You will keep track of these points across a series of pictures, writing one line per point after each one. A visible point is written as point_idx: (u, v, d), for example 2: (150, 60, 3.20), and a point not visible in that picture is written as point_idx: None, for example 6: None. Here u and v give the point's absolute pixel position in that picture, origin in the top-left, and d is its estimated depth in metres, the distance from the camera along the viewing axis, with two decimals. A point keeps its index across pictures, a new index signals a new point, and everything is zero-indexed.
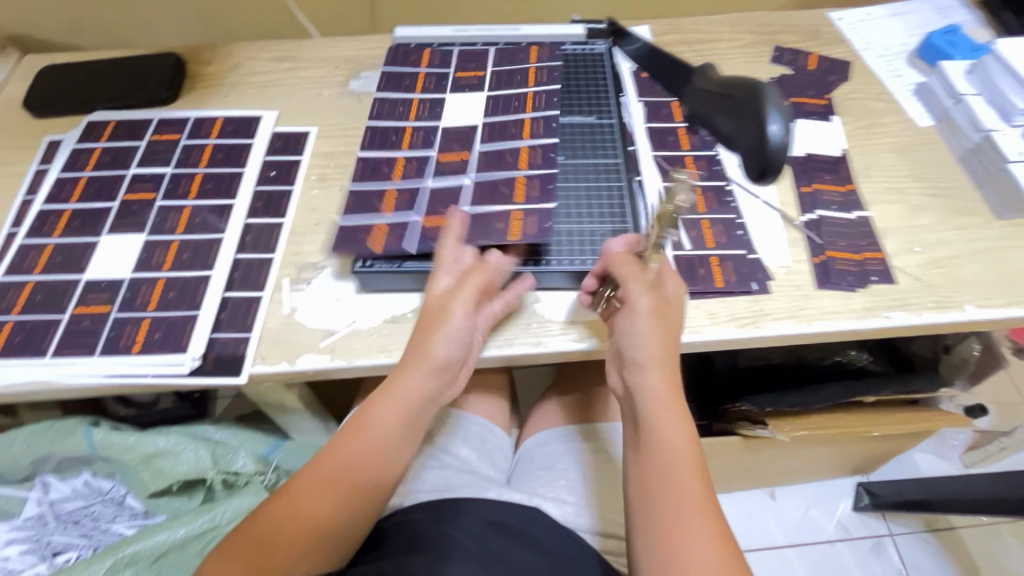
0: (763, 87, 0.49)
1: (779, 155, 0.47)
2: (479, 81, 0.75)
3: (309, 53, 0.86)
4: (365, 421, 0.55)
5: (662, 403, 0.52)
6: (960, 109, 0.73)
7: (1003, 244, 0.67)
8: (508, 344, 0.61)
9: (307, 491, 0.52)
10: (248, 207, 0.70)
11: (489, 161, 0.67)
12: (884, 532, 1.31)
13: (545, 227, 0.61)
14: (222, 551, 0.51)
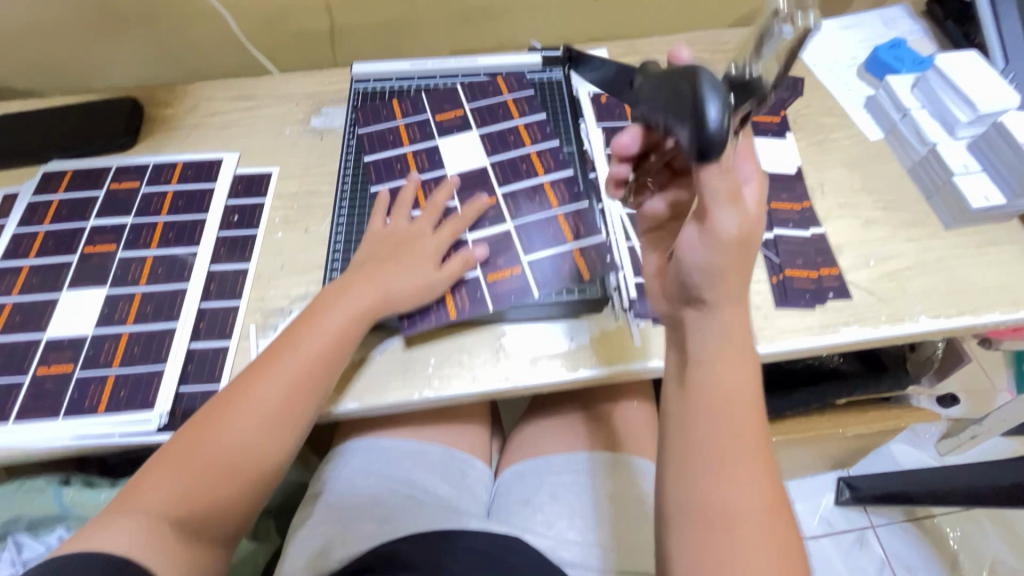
0: (704, 73, 0.44)
1: (715, 136, 0.41)
2: (466, 121, 0.76)
3: (268, 91, 0.86)
4: (298, 335, 0.59)
5: (718, 348, 0.50)
6: (906, 122, 0.76)
7: (951, 253, 0.69)
8: (478, 381, 0.61)
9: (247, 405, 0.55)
10: (211, 254, 0.70)
11: (521, 204, 0.69)
12: (865, 524, 1.34)
13: (608, 257, 0.65)
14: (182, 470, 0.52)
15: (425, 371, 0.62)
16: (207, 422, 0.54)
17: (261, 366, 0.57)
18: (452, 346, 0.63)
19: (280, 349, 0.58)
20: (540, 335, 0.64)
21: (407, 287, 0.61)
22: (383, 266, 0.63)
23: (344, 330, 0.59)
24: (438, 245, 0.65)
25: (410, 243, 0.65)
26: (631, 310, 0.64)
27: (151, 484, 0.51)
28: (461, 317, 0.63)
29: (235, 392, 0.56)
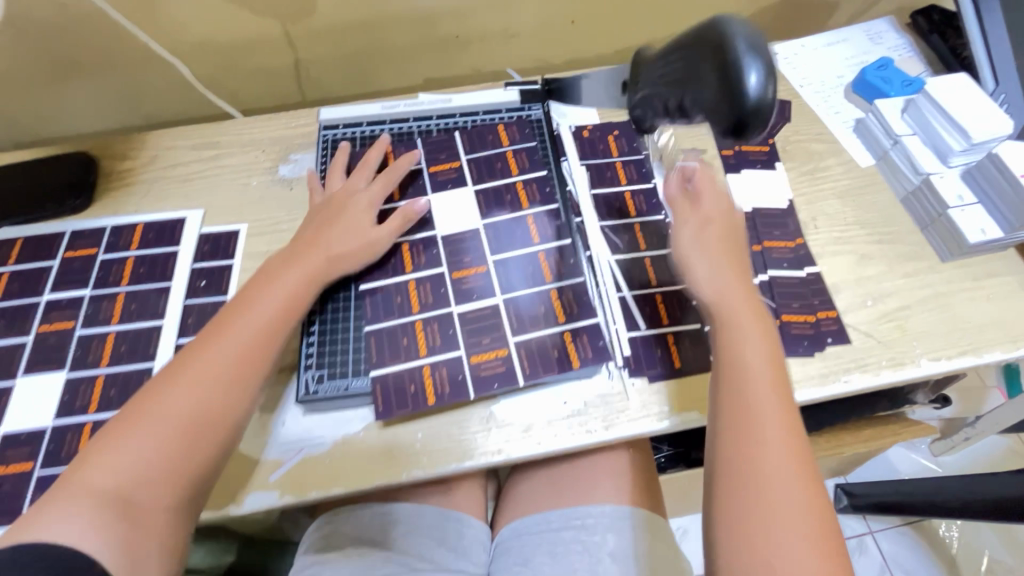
0: (735, 32, 0.50)
1: (756, 110, 0.49)
2: (462, 173, 0.71)
3: (232, 137, 0.81)
4: (238, 311, 0.57)
5: (761, 359, 0.53)
6: (898, 150, 0.73)
7: (949, 288, 0.67)
8: (469, 456, 0.58)
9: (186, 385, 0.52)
10: (178, 326, 0.66)
11: (512, 272, 0.65)
12: (864, 530, 1.35)
13: (602, 345, 0.61)
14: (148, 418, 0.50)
15: (412, 447, 0.59)
16: (156, 385, 0.52)
17: (199, 345, 0.55)
18: (440, 418, 0.60)
19: (219, 326, 0.56)
20: (533, 401, 0.61)
21: (348, 245, 0.63)
22: (322, 228, 0.64)
23: (287, 296, 0.59)
24: (371, 199, 0.67)
25: (344, 201, 0.67)
26: (625, 368, 0.62)
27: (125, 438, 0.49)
28: (439, 404, 0.59)
29: (172, 371, 0.53)
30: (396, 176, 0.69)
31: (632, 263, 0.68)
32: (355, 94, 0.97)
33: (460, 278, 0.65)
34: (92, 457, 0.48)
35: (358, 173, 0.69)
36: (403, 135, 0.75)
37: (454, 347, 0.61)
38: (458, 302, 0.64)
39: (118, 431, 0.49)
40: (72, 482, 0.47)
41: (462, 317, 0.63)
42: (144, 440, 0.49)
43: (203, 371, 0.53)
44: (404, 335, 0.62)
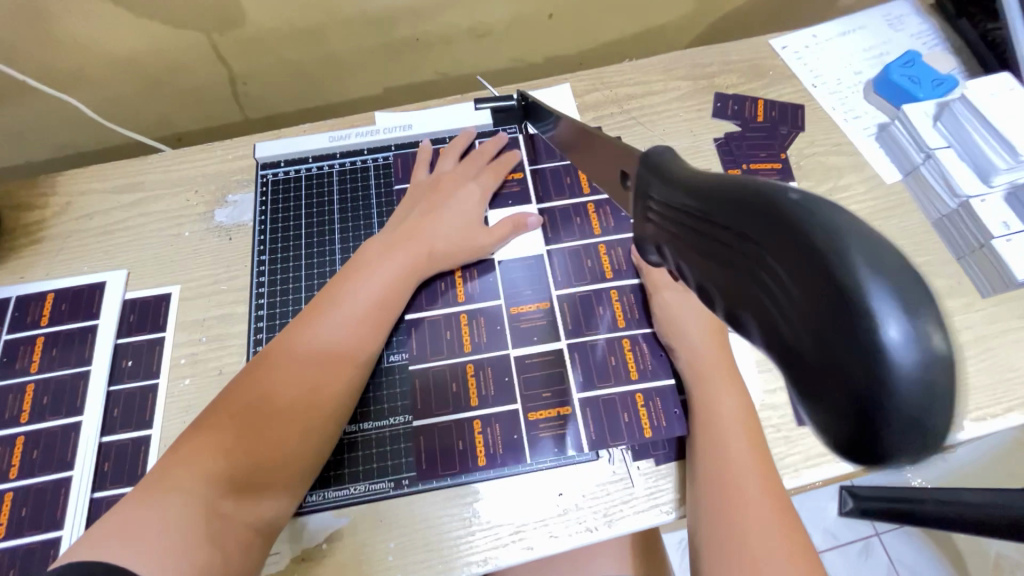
0: (833, 215, 0.20)
1: (921, 416, 0.18)
2: (525, 188, 0.64)
3: (157, 176, 0.69)
4: (330, 300, 0.52)
5: (732, 420, 0.50)
6: (929, 166, 0.64)
7: (990, 330, 0.59)
8: (449, 565, 0.50)
9: (275, 383, 0.48)
10: (102, 420, 0.56)
11: (577, 312, 0.57)
12: (869, 532, 1.22)
13: (674, 414, 0.54)
14: (246, 405, 0.47)
15: (382, 561, 0.50)
16: (263, 366, 0.49)
17: (291, 335, 0.51)
18: (413, 523, 0.51)
19: (308, 318, 0.52)
20: (521, 495, 0.52)
21: (450, 242, 0.58)
22: (429, 216, 0.58)
23: (384, 290, 0.54)
24: (482, 192, 0.61)
25: (455, 187, 0.61)
26: (628, 449, 0.53)
27: (223, 416, 0.46)
28: (489, 467, 0.52)
29: (265, 363, 0.49)
30: (506, 171, 0.63)
31: (636, 311, 0.58)
32: (304, 109, 0.85)
33: (521, 315, 0.58)
34: (175, 460, 0.43)
35: (464, 162, 0.63)
36: (355, 172, 0.64)
37: (511, 399, 0.54)
38: (516, 344, 0.56)
39: (201, 434, 0.45)
40: (170, 465, 0.43)
41: (519, 362, 0.56)
42: (225, 437, 0.45)
43: (299, 373, 0.49)
44: (454, 380, 0.55)
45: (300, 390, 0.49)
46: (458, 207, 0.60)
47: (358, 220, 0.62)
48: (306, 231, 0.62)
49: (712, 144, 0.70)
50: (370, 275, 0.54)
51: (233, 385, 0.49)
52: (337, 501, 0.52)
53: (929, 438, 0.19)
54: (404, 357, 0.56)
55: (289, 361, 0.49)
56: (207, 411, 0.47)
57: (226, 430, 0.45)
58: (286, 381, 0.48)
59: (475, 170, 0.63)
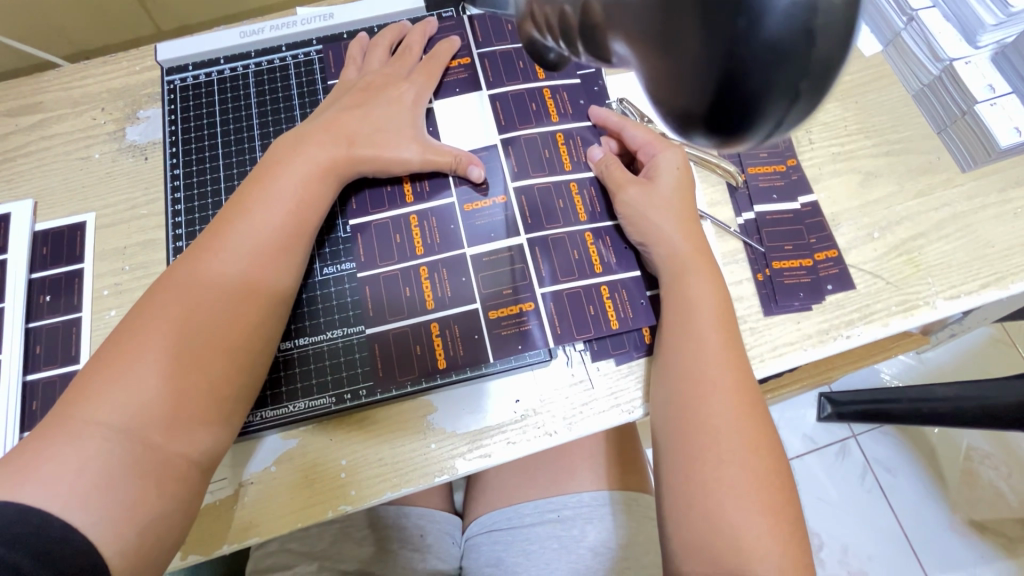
0: None
1: (809, 48, 0.19)
2: (473, 74, 0.57)
3: (57, 93, 0.62)
4: (243, 209, 0.47)
5: (706, 316, 0.46)
6: (912, 30, 0.58)
7: (968, 206, 0.55)
8: (407, 479, 0.48)
9: (189, 305, 0.43)
10: (22, 358, 0.52)
11: (537, 208, 0.53)
12: (846, 434, 1.15)
13: (642, 303, 0.51)
14: (157, 322, 0.42)
15: (336, 479, 0.48)
16: (176, 281, 0.44)
17: (200, 254, 0.45)
18: (365, 440, 0.49)
19: (219, 235, 0.46)
20: (481, 403, 0.49)
21: (378, 147, 0.51)
22: (353, 111, 0.51)
23: (302, 197, 0.48)
24: (417, 95, 0.54)
25: (389, 82, 0.53)
26: (587, 350, 0.50)
27: (136, 335, 0.42)
28: (449, 369, 0.49)
29: (171, 286, 0.44)
30: (440, 68, 0.56)
31: (596, 202, 0.54)
32: (226, 15, 0.76)
33: (473, 211, 0.53)
34: (83, 390, 0.40)
35: (393, 60, 0.55)
36: (274, 71, 0.57)
37: (467, 299, 0.50)
38: (471, 243, 0.52)
39: (111, 360, 0.41)
40: (81, 394, 0.40)
41: (476, 261, 0.51)
42: (140, 358, 0.41)
43: (212, 289, 0.44)
44: (405, 283, 0.51)
45: (221, 305, 0.44)
46: (398, 94, 0.53)
47: (279, 121, 0.56)
48: (225, 139, 0.55)
49: None
50: (292, 176, 0.48)
51: (138, 309, 0.44)
52: (280, 422, 0.48)
53: (833, 71, 0.19)
54: (352, 267, 0.52)
55: (203, 283, 0.44)
56: (118, 333, 0.43)
57: (141, 347, 0.41)
58: (202, 304, 0.43)
59: (407, 69, 0.55)
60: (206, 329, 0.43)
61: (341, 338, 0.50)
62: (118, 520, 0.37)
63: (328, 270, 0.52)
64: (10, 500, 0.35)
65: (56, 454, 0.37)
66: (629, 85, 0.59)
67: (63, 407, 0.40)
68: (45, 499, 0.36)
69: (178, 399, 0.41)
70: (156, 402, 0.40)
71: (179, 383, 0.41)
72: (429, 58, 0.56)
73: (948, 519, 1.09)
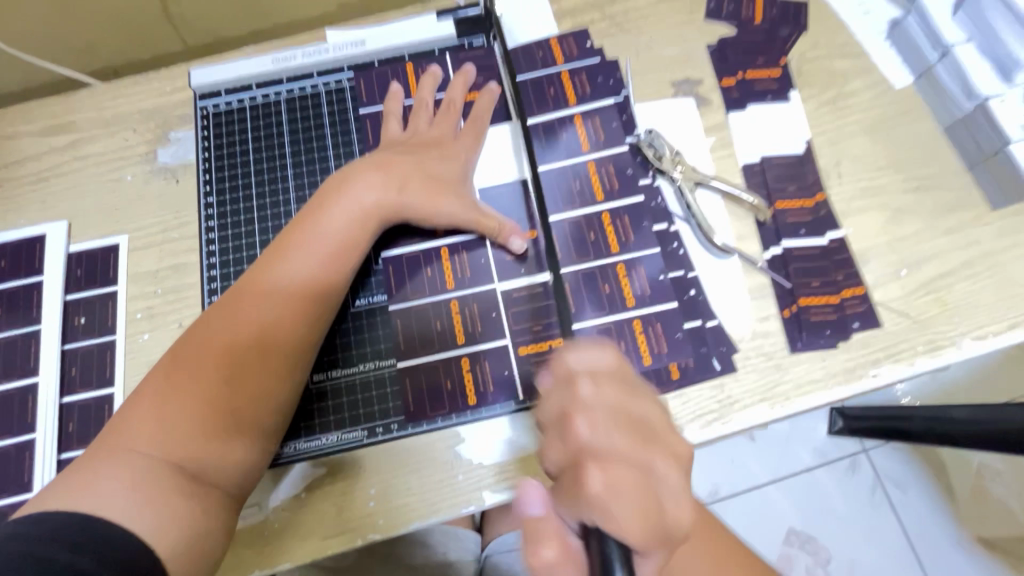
0: None
1: None
2: (504, 104, 0.58)
3: (89, 113, 0.62)
4: (302, 229, 0.48)
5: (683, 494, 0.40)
6: (946, 65, 0.57)
7: (997, 245, 0.55)
8: (437, 511, 0.48)
9: (249, 321, 0.45)
10: (59, 381, 0.53)
11: (567, 243, 0.54)
12: (857, 449, 1.14)
13: (678, 337, 0.52)
14: (222, 330, 0.44)
15: (365, 508, 0.49)
16: (244, 289, 0.46)
17: (262, 267, 0.47)
18: (394, 469, 0.49)
19: (280, 249, 0.47)
20: (509, 437, 0.50)
21: (422, 199, 0.50)
22: (407, 158, 0.52)
23: (352, 230, 0.48)
24: (465, 157, 0.54)
25: (437, 146, 0.53)
26: None
27: (203, 339, 0.44)
28: (480, 405, 0.50)
29: (242, 294, 0.46)
30: (485, 129, 0.55)
31: (625, 235, 0.54)
32: (251, 32, 0.76)
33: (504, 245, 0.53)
34: (148, 394, 0.42)
35: (437, 119, 0.55)
36: (306, 98, 0.57)
37: (498, 335, 0.51)
38: (502, 277, 0.52)
39: (180, 359, 0.43)
40: (150, 389, 0.42)
41: (506, 297, 0.52)
42: (199, 366, 0.43)
43: (269, 305, 0.45)
44: (437, 315, 0.51)
45: (277, 332, 0.45)
46: (436, 132, 0.54)
47: (312, 151, 0.56)
48: (257, 167, 0.56)
49: (704, 51, 0.62)
50: (339, 209, 0.48)
51: (213, 309, 0.46)
52: (312, 452, 0.50)
53: None
54: (384, 299, 0.52)
55: (262, 297, 0.45)
56: (194, 326, 0.45)
57: (201, 354, 0.43)
58: (259, 321, 0.45)
59: (454, 128, 0.55)
60: (258, 350, 0.44)
61: (373, 370, 0.51)
62: (165, 535, 0.38)
63: (359, 301, 0.52)
64: (70, 512, 0.37)
65: (112, 472, 0.39)
66: (656, 115, 0.60)
67: (126, 412, 0.42)
68: (101, 513, 0.37)
69: (229, 418, 0.42)
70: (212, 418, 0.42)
71: (223, 405, 0.43)
72: (471, 118, 0.55)
73: (956, 537, 1.10)
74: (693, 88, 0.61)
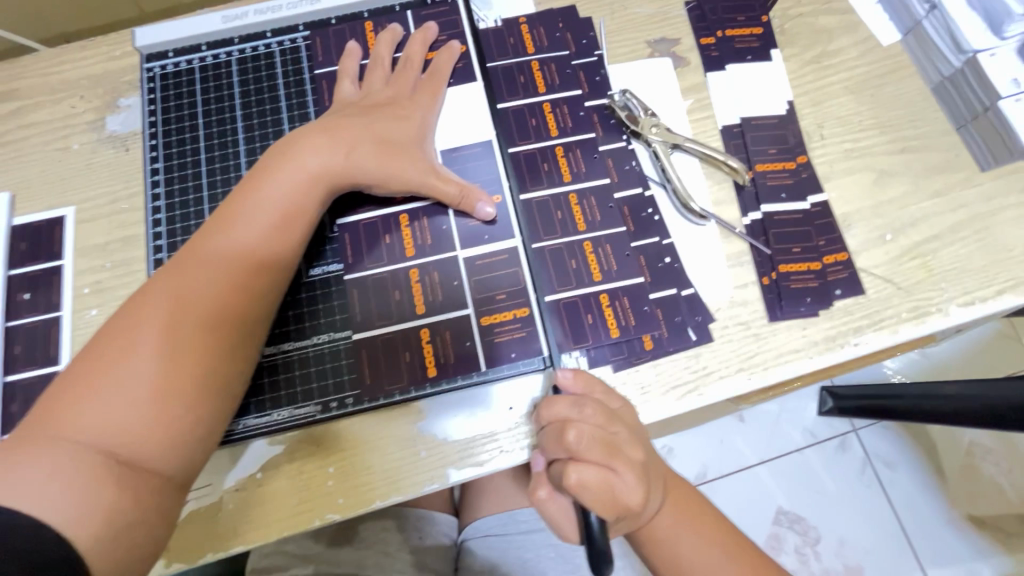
0: None
1: None
2: (469, 64, 0.55)
3: (33, 79, 0.59)
4: (240, 199, 0.45)
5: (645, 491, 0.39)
6: (934, 19, 0.55)
7: (986, 207, 0.52)
8: (397, 488, 0.46)
9: (189, 289, 0.43)
10: (2, 359, 0.50)
11: (534, 215, 0.51)
12: (848, 429, 1.13)
13: (643, 311, 0.49)
14: (151, 305, 0.42)
15: (323, 486, 0.47)
16: (178, 263, 0.44)
17: (204, 235, 0.45)
18: (353, 445, 0.47)
19: (225, 214, 0.45)
20: (469, 411, 0.47)
21: (379, 164, 0.48)
22: (355, 120, 0.49)
23: (293, 201, 0.46)
24: (423, 117, 0.51)
25: (392, 106, 0.50)
26: (585, 355, 0.48)
27: (132, 315, 0.42)
28: (440, 377, 0.47)
29: (177, 269, 0.43)
30: (443, 85, 0.53)
31: (597, 201, 0.52)
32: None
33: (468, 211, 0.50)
34: (81, 365, 0.40)
35: (394, 79, 0.52)
36: (258, 58, 0.54)
37: (460, 304, 0.48)
38: (465, 245, 0.50)
39: (108, 336, 0.41)
40: (75, 368, 0.40)
41: (469, 264, 0.49)
42: (125, 341, 0.40)
43: (203, 281, 0.43)
44: (396, 285, 0.49)
45: (210, 308, 0.43)
46: (397, 93, 0.51)
47: (264, 114, 0.53)
48: (206, 132, 0.53)
49: (682, 9, 0.59)
50: (281, 177, 0.46)
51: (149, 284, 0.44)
52: (264, 429, 0.47)
53: None
54: (339, 268, 0.49)
55: (195, 271, 0.43)
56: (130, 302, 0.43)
57: (126, 329, 0.41)
58: (202, 288, 0.43)
59: (411, 85, 0.52)
60: (188, 326, 0.42)
61: (327, 343, 0.48)
62: (87, 524, 0.36)
63: (313, 271, 0.50)
64: None
65: (31, 456, 0.37)
66: (631, 77, 0.57)
67: (52, 390, 0.40)
68: (15, 500, 0.35)
69: (169, 388, 0.40)
70: (151, 388, 0.40)
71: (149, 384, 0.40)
72: (429, 76, 0.53)
73: (946, 515, 1.08)
74: (671, 48, 0.58)
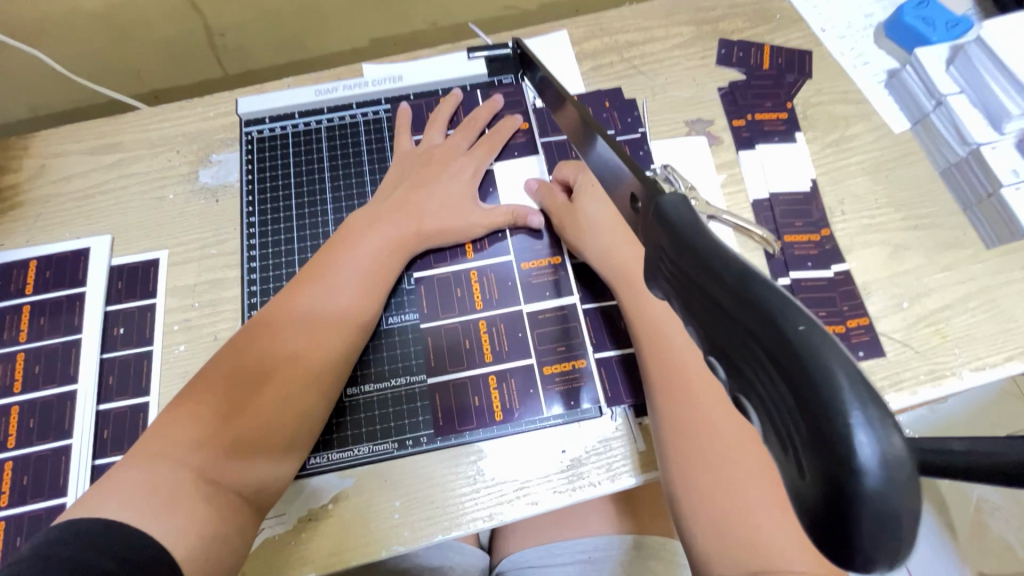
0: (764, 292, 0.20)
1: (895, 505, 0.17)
2: (531, 138, 0.61)
3: (135, 134, 0.65)
4: (323, 270, 0.51)
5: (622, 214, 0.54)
6: (940, 113, 0.62)
7: (992, 281, 0.58)
8: (455, 523, 0.49)
9: (275, 350, 0.47)
10: (97, 389, 0.55)
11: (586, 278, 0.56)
12: None
13: None
14: (237, 369, 0.46)
15: (389, 519, 0.50)
16: (262, 329, 0.48)
17: (282, 306, 0.50)
18: (419, 481, 0.51)
19: (298, 299, 0.50)
20: (526, 452, 0.52)
21: (444, 229, 0.55)
22: (419, 190, 0.56)
23: (371, 267, 0.52)
24: (476, 167, 0.58)
25: (442, 165, 0.58)
26: (632, 409, 0.52)
27: (219, 377, 0.46)
28: (507, 421, 0.52)
29: (258, 332, 0.48)
30: (500, 143, 0.60)
31: None
32: (287, 64, 0.80)
33: (530, 269, 0.57)
34: (161, 423, 0.43)
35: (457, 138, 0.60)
36: (344, 128, 0.63)
37: (524, 354, 0.54)
38: (527, 301, 0.55)
39: (194, 397, 0.45)
40: (170, 417, 0.44)
41: (532, 318, 0.55)
42: (218, 400, 0.44)
43: (291, 341, 0.48)
44: (465, 337, 0.54)
45: (297, 364, 0.47)
46: (470, 163, 0.58)
47: (349, 179, 0.61)
48: (298, 192, 0.61)
49: (715, 94, 0.66)
50: (366, 244, 0.53)
51: (229, 347, 0.48)
52: (339, 464, 0.52)
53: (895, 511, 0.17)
54: (415, 318, 0.55)
55: (281, 333, 0.48)
56: (209, 366, 0.47)
57: (220, 387, 0.45)
58: (286, 348, 0.48)
59: (468, 143, 0.60)
60: (279, 382, 0.46)
61: (404, 385, 0.53)
62: (185, 537, 0.38)
63: (390, 321, 0.55)
64: (93, 517, 0.36)
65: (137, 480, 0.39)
66: (670, 153, 0.64)
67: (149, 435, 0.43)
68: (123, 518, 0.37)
69: (258, 437, 0.45)
70: (237, 431, 0.44)
71: (243, 434, 0.44)
72: (490, 134, 0.60)
73: None
74: (706, 128, 0.65)
